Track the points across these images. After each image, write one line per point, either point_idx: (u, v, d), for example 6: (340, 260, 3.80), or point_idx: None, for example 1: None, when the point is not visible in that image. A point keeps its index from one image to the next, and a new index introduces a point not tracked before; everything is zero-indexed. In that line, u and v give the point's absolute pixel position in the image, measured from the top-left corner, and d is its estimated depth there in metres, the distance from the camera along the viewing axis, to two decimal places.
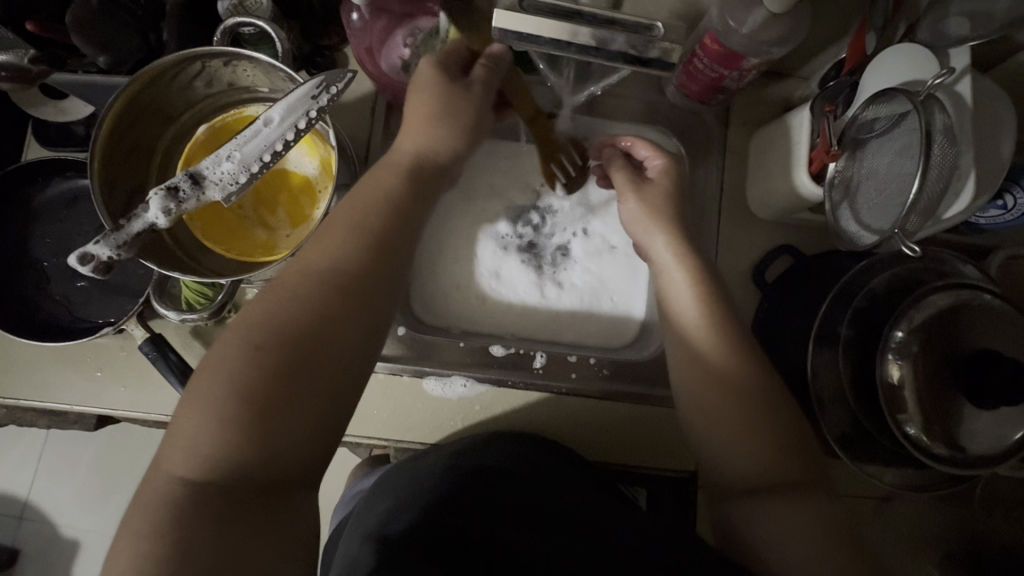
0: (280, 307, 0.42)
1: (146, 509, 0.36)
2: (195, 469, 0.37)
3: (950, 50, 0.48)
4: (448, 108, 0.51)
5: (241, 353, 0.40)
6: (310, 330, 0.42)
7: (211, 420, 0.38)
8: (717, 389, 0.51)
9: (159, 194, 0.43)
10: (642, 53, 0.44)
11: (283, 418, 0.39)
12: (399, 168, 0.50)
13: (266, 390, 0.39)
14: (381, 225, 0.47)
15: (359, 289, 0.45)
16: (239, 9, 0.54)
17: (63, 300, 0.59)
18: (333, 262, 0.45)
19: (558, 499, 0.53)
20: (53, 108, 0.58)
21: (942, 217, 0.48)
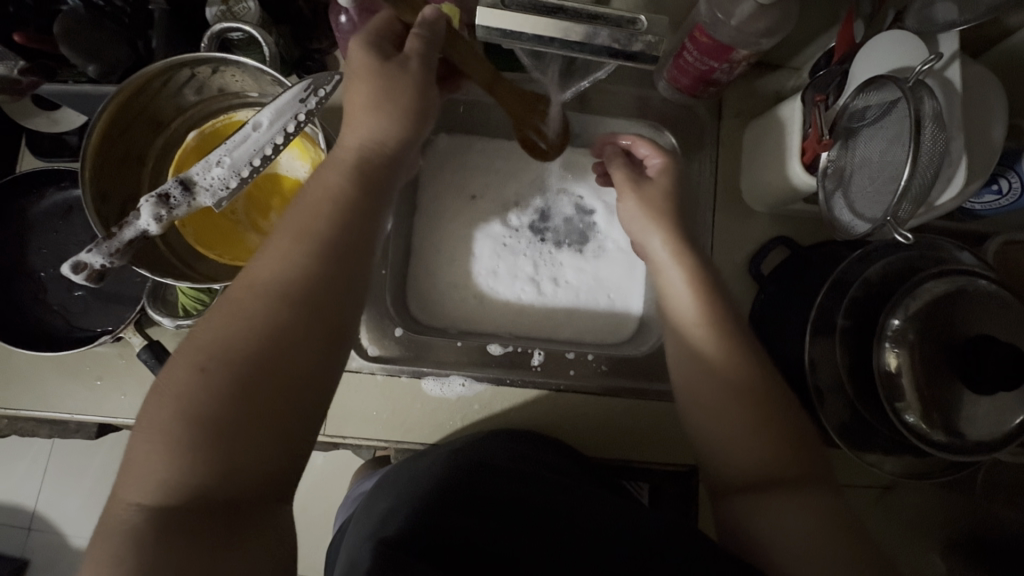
0: (225, 327, 0.40)
1: (104, 538, 0.35)
2: (149, 496, 0.36)
3: (939, 36, 0.49)
4: (386, 92, 0.47)
5: (189, 378, 0.38)
6: (259, 347, 0.40)
7: (164, 444, 0.37)
8: (716, 383, 0.51)
9: (149, 201, 0.43)
10: (626, 46, 0.44)
11: (233, 436, 0.37)
12: (344, 163, 0.46)
13: (211, 409, 0.37)
14: (330, 232, 0.44)
15: (310, 301, 0.42)
16: (228, 15, 0.54)
17: (61, 309, 0.59)
18: (282, 274, 0.42)
19: (562, 496, 0.51)
20: (46, 118, 0.60)
21: (936, 204, 0.48)
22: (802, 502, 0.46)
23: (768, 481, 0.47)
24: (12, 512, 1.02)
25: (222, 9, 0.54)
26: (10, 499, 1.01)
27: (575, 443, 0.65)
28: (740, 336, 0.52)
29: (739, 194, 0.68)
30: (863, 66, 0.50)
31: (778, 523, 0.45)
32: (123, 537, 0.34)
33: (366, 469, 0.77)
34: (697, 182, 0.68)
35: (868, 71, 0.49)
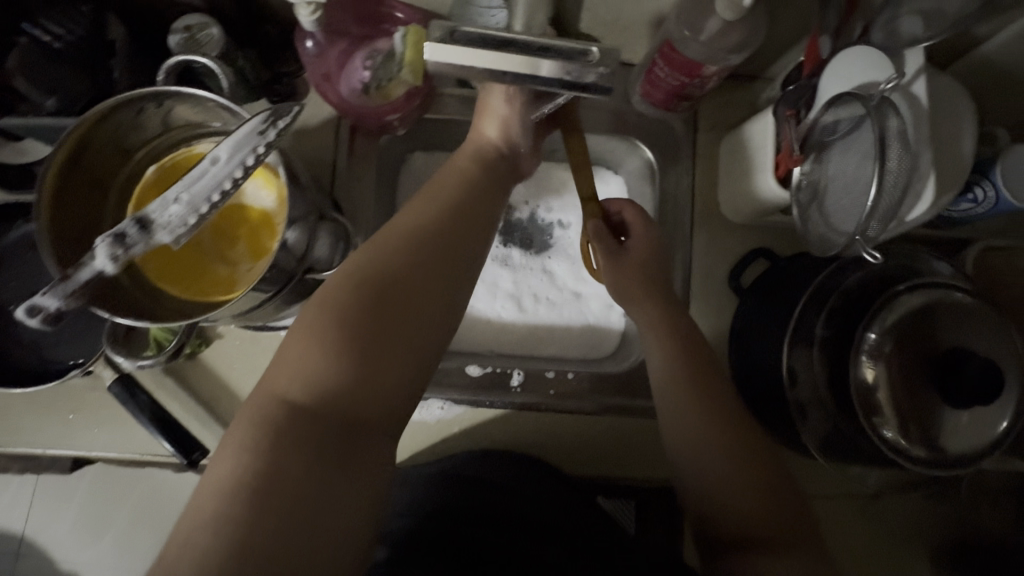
0: (381, 249, 0.44)
1: (248, 423, 0.38)
2: (300, 395, 0.39)
3: (905, 51, 0.48)
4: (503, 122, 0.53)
5: (351, 288, 0.42)
6: (408, 277, 0.43)
7: (325, 346, 0.40)
8: (706, 418, 0.51)
9: (105, 240, 0.42)
10: (579, 78, 0.42)
11: (381, 359, 0.41)
12: (477, 153, 0.53)
13: (368, 327, 0.41)
14: (474, 197, 0.49)
15: (451, 248, 0.46)
16: (191, 43, 0.53)
17: (31, 343, 0.58)
18: (430, 221, 0.46)
19: (538, 515, 0.56)
20: (12, 150, 0.57)
21: (906, 219, 0.47)
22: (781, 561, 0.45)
23: (748, 538, 0.47)
24: None
25: (185, 36, 0.53)
26: None
27: (557, 462, 0.65)
28: (715, 394, 0.52)
29: (717, 207, 0.67)
30: (831, 84, 0.50)
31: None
32: (264, 426, 0.38)
33: None
34: (676, 196, 0.68)
35: (836, 87, 0.49)
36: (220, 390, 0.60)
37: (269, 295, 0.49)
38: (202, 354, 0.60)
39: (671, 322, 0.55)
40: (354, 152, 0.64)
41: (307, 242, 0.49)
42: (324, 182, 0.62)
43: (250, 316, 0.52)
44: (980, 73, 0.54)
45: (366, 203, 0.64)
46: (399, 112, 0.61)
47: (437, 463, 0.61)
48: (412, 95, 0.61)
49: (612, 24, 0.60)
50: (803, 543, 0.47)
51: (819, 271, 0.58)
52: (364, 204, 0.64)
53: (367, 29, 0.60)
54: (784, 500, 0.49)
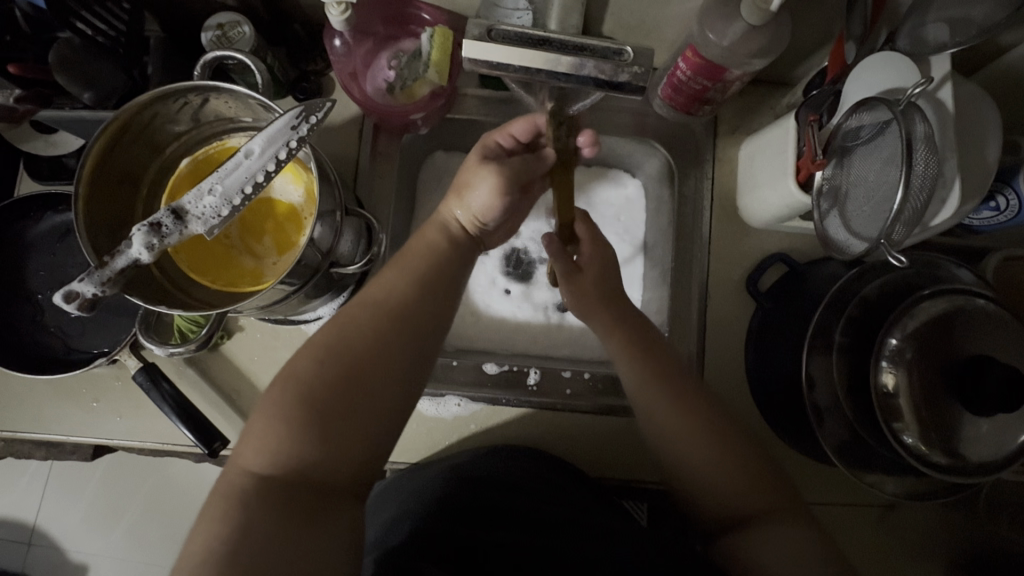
0: (345, 328, 0.44)
1: (219, 498, 0.39)
2: (265, 464, 0.40)
3: (932, 58, 0.48)
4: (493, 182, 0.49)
5: (309, 366, 0.43)
6: (369, 355, 0.43)
7: (283, 421, 0.40)
8: (682, 413, 0.52)
9: (142, 229, 0.44)
10: (612, 78, 0.42)
11: (339, 429, 0.41)
12: (445, 227, 0.51)
13: (326, 402, 0.41)
14: (439, 261, 0.49)
15: (412, 323, 0.46)
16: (222, 41, 0.55)
17: (58, 332, 0.59)
18: (390, 294, 0.46)
19: (545, 511, 0.55)
20: (44, 142, 0.60)
21: (931, 225, 0.48)
22: (773, 531, 0.48)
23: (742, 514, 0.50)
24: (11, 528, 1.02)
25: (218, 34, 0.55)
26: (11, 514, 1.02)
27: (577, 459, 0.65)
28: (693, 393, 0.53)
29: (738, 213, 0.67)
30: (856, 89, 0.50)
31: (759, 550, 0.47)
32: (233, 498, 0.38)
33: None
34: (696, 200, 0.68)
35: (861, 92, 0.49)
36: (240, 383, 0.61)
37: (294, 289, 0.49)
38: (224, 346, 0.61)
39: (642, 342, 0.55)
40: (377, 150, 0.65)
41: (332, 236, 0.49)
42: (347, 179, 0.63)
43: (274, 310, 0.52)
44: (1004, 81, 0.54)
45: (387, 200, 0.64)
46: (423, 112, 0.60)
47: (448, 460, 0.61)
48: (437, 95, 0.60)
49: (635, 28, 0.61)
50: (791, 507, 0.50)
51: (839, 280, 0.58)
52: (384, 201, 0.64)
53: (393, 30, 0.61)
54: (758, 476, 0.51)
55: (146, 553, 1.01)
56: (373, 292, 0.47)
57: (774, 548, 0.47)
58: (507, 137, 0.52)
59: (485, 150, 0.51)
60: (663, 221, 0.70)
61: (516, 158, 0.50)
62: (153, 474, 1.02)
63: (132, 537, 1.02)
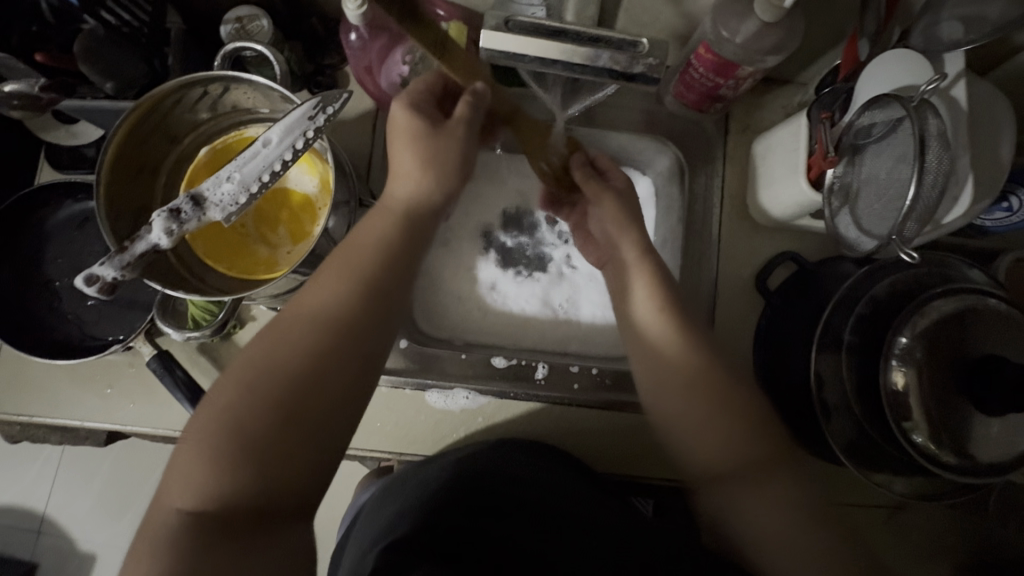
0: (274, 348, 0.45)
1: (148, 539, 0.39)
2: (191, 500, 0.40)
3: (946, 55, 0.48)
4: (428, 151, 0.52)
5: (238, 392, 0.43)
6: (299, 372, 0.44)
7: (207, 454, 0.41)
8: (683, 394, 0.53)
9: (162, 215, 0.44)
10: (627, 69, 0.47)
11: (267, 454, 0.41)
12: (390, 215, 0.51)
13: (253, 427, 0.42)
14: (376, 266, 0.49)
15: (348, 337, 0.46)
16: (241, 34, 0.56)
17: (75, 318, 0.60)
18: (320, 306, 0.46)
19: (538, 496, 0.56)
20: (66, 132, 0.61)
21: (943, 222, 0.48)
22: (770, 490, 0.49)
23: (745, 476, 0.50)
24: (21, 516, 1.03)
25: (237, 27, 0.56)
26: (20, 502, 1.03)
27: (584, 454, 0.66)
28: (727, 377, 0.54)
29: (748, 211, 0.67)
30: (868, 87, 0.50)
31: (745, 517, 0.49)
32: (161, 536, 0.39)
33: (368, 475, 0.77)
34: (706, 197, 0.68)
35: (875, 89, 0.49)
36: None
37: (307, 279, 0.51)
38: (237, 335, 0.61)
39: (689, 334, 0.55)
40: (390, 143, 0.65)
41: (346, 227, 0.51)
42: (360, 173, 0.64)
43: (287, 298, 0.53)
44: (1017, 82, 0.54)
45: None
46: None
47: (455, 453, 0.62)
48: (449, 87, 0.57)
49: (648, 25, 0.61)
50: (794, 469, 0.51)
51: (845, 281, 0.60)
52: None
53: None
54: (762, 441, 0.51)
55: None
56: (308, 309, 0.47)
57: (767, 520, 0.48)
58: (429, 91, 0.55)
59: (409, 102, 0.53)
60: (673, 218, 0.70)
61: (441, 125, 0.53)
62: (162, 464, 1.03)
63: (140, 526, 1.03)
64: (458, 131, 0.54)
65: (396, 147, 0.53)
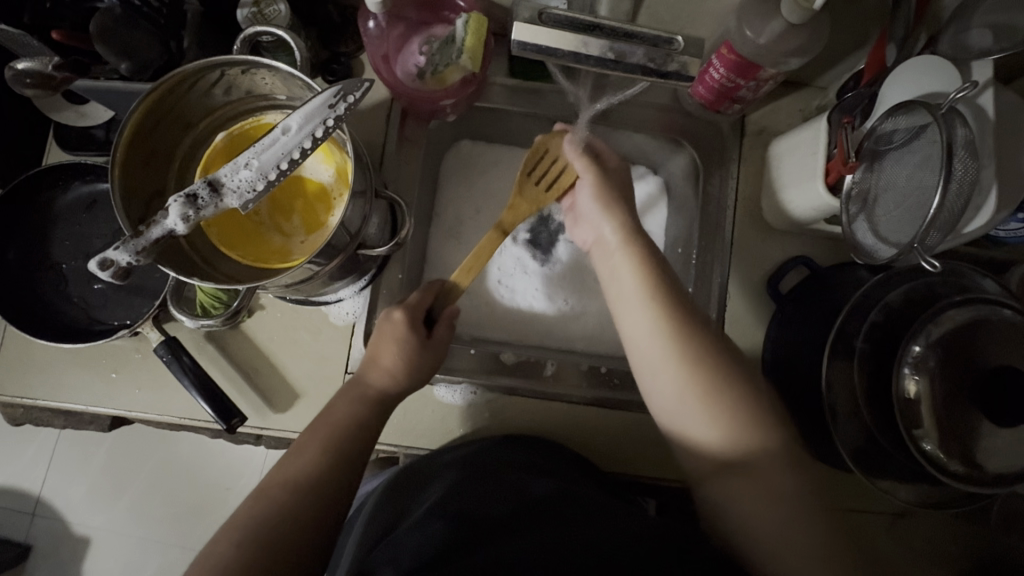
0: (256, 513, 0.45)
1: None
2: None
3: (973, 63, 0.48)
4: (410, 353, 0.54)
5: (255, 500, 0.47)
6: (304, 479, 0.48)
7: (227, 551, 0.43)
8: (675, 432, 0.53)
9: (178, 201, 0.44)
10: (662, 65, 0.48)
11: (285, 545, 0.44)
12: (367, 400, 0.54)
13: (268, 522, 0.45)
14: (348, 435, 0.52)
15: (348, 444, 0.51)
16: (258, 18, 0.55)
17: (81, 301, 0.60)
18: (303, 478, 0.48)
19: (541, 490, 0.54)
20: (75, 112, 0.60)
21: (962, 232, 0.47)
22: (767, 479, 0.48)
23: (743, 464, 0.49)
24: (15, 498, 1.02)
25: (254, 11, 0.55)
26: (16, 484, 1.02)
27: (591, 455, 0.65)
28: (731, 374, 0.51)
29: (760, 213, 0.67)
30: (894, 92, 0.50)
31: (741, 503, 0.48)
32: None
33: (372, 467, 0.76)
34: (720, 198, 0.68)
35: (899, 96, 0.49)
36: (259, 361, 0.61)
37: (320, 269, 0.49)
38: (244, 323, 0.61)
39: (695, 338, 0.52)
40: (403, 136, 0.65)
41: (361, 219, 0.49)
42: (374, 163, 0.63)
43: (300, 288, 0.53)
44: None
45: (411, 186, 0.65)
46: (453, 99, 0.61)
47: (465, 447, 0.61)
48: (468, 82, 0.61)
49: (670, 22, 0.61)
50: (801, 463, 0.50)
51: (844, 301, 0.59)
52: (408, 185, 0.65)
53: (425, 15, 0.61)
54: (759, 428, 0.50)
55: (149, 528, 1.02)
56: (318, 426, 0.52)
57: (753, 512, 0.48)
58: (421, 301, 0.56)
59: (410, 314, 0.55)
60: (684, 218, 0.70)
61: (427, 340, 0.55)
62: (160, 450, 1.02)
63: (136, 511, 1.02)
64: (443, 341, 0.56)
65: (380, 347, 0.54)
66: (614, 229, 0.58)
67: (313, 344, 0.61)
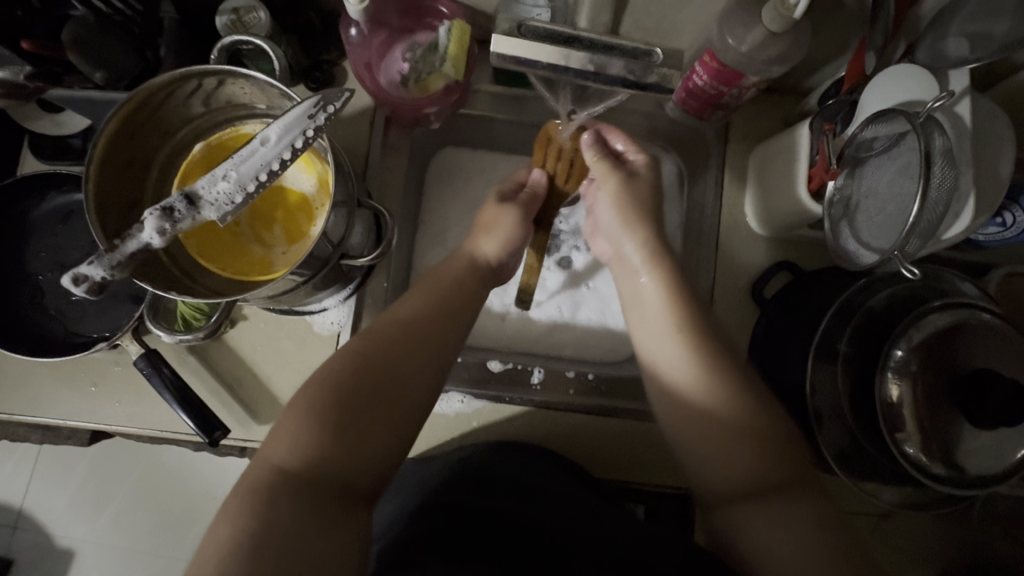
0: (340, 379, 0.45)
1: (243, 491, 0.40)
2: (291, 461, 0.41)
3: (951, 72, 0.48)
4: (510, 211, 0.57)
5: (340, 364, 0.46)
6: (390, 353, 0.47)
7: (313, 418, 0.43)
8: (717, 442, 0.50)
9: (154, 214, 0.43)
10: (641, 78, 0.47)
11: (367, 431, 0.44)
12: (465, 260, 0.56)
13: (353, 395, 0.45)
14: (436, 327, 0.50)
15: (438, 327, 0.51)
16: (238, 26, 0.54)
17: (58, 314, 0.59)
18: (392, 356, 0.47)
19: (542, 511, 0.53)
20: (49, 121, 0.58)
21: (942, 238, 0.48)
22: (791, 512, 0.47)
23: (761, 495, 0.48)
24: None
25: (233, 18, 0.54)
26: None
27: (581, 459, 0.65)
28: (756, 411, 0.50)
29: (744, 218, 0.67)
30: (871, 100, 0.51)
31: (769, 536, 0.46)
32: (260, 491, 0.40)
33: None
34: (704, 203, 0.68)
35: (878, 105, 0.50)
36: (242, 372, 0.60)
37: (304, 280, 0.48)
38: (228, 334, 0.60)
39: (724, 372, 0.51)
40: (387, 142, 0.65)
41: (345, 228, 0.48)
42: (357, 171, 0.62)
43: (282, 300, 0.52)
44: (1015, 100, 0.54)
45: (395, 193, 0.65)
46: (436, 107, 0.61)
47: (458, 452, 0.60)
48: (451, 89, 0.60)
49: (653, 30, 0.61)
50: (814, 489, 0.49)
51: (840, 291, 0.59)
52: (392, 193, 0.65)
53: (408, 22, 0.61)
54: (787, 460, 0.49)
55: (134, 539, 1.01)
56: (411, 297, 0.52)
57: (781, 543, 0.45)
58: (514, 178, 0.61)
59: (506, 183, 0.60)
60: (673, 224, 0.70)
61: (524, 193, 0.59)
62: (144, 459, 1.01)
63: (122, 523, 1.01)
64: (527, 203, 0.58)
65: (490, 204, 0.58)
66: (636, 247, 0.57)
67: (297, 354, 0.60)
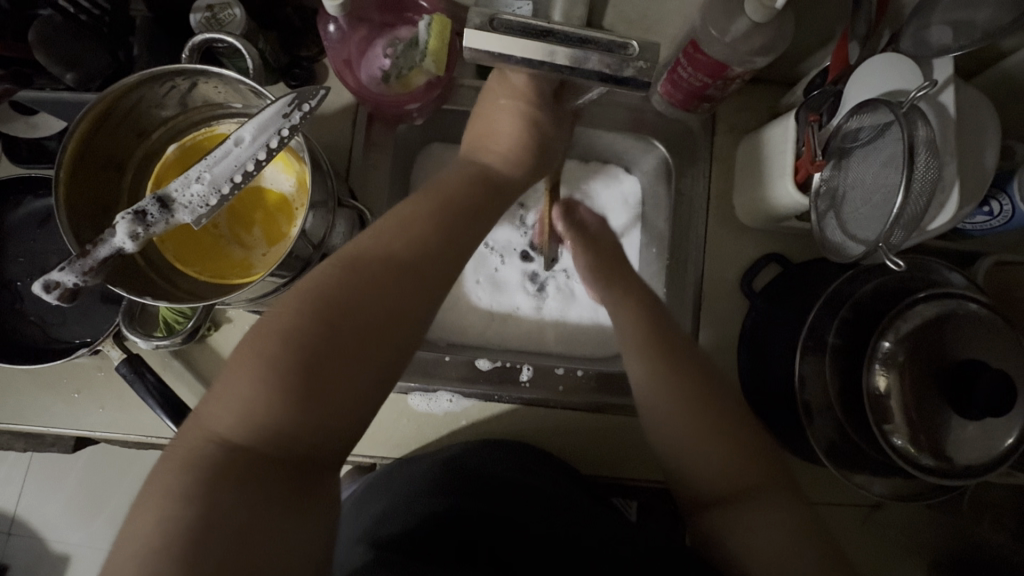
0: (296, 330, 0.39)
1: (175, 467, 0.36)
2: (235, 431, 0.37)
3: (935, 61, 0.48)
4: (506, 125, 0.51)
5: (295, 314, 0.40)
6: (356, 299, 0.41)
7: (261, 381, 0.38)
8: (695, 436, 0.49)
9: (126, 218, 0.42)
10: (617, 72, 0.46)
11: (327, 390, 0.39)
12: (460, 184, 0.49)
13: (311, 352, 0.39)
14: (412, 265, 0.44)
15: (415, 270, 0.44)
16: (212, 22, 0.53)
17: (38, 321, 0.58)
18: (359, 304, 0.41)
19: (524, 516, 0.52)
20: (24, 123, 0.57)
21: (926, 228, 0.47)
22: (775, 512, 0.46)
23: (755, 498, 0.47)
24: None
25: (207, 15, 0.53)
26: None
27: (568, 456, 0.64)
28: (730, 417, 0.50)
29: (732, 210, 0.67)
30: (855, 92, 0.50)
31: (747, 539, 0.46)
32: (194, 460, 0.36)
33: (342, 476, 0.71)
34: (693, 196, 0.68)
35: (862, 94, 0.49)
36: None
37: (285, 281, 0.47)
38: (211, 337, 0.60)
39: (689, 379, 0.51)
40: (370, 141, 0.64)
41: (324, 229, 0.48)
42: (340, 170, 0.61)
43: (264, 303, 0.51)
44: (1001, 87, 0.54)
45: (379, 193, 0.64)
46: (419, 103, 0.59)
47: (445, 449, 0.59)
48: (433, 85, 0.59)
49: (636, 22, 0.60)
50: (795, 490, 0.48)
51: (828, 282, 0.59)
52: (376, 191, 0.64)
53: (389, 17, 0.60)
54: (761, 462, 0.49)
55: None
56: (385, 229, 0.45)
57: (759, 543, 0.45)
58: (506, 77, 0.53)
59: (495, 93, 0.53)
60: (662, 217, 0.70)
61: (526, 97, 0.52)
62: (138, 463, 1.00)
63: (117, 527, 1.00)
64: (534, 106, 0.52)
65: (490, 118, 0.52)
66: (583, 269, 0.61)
67: None
